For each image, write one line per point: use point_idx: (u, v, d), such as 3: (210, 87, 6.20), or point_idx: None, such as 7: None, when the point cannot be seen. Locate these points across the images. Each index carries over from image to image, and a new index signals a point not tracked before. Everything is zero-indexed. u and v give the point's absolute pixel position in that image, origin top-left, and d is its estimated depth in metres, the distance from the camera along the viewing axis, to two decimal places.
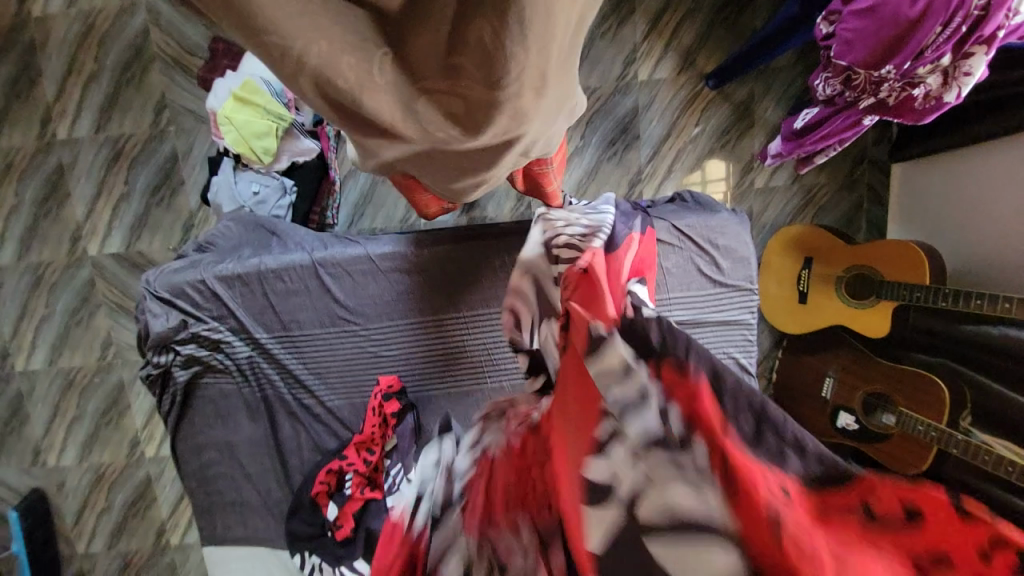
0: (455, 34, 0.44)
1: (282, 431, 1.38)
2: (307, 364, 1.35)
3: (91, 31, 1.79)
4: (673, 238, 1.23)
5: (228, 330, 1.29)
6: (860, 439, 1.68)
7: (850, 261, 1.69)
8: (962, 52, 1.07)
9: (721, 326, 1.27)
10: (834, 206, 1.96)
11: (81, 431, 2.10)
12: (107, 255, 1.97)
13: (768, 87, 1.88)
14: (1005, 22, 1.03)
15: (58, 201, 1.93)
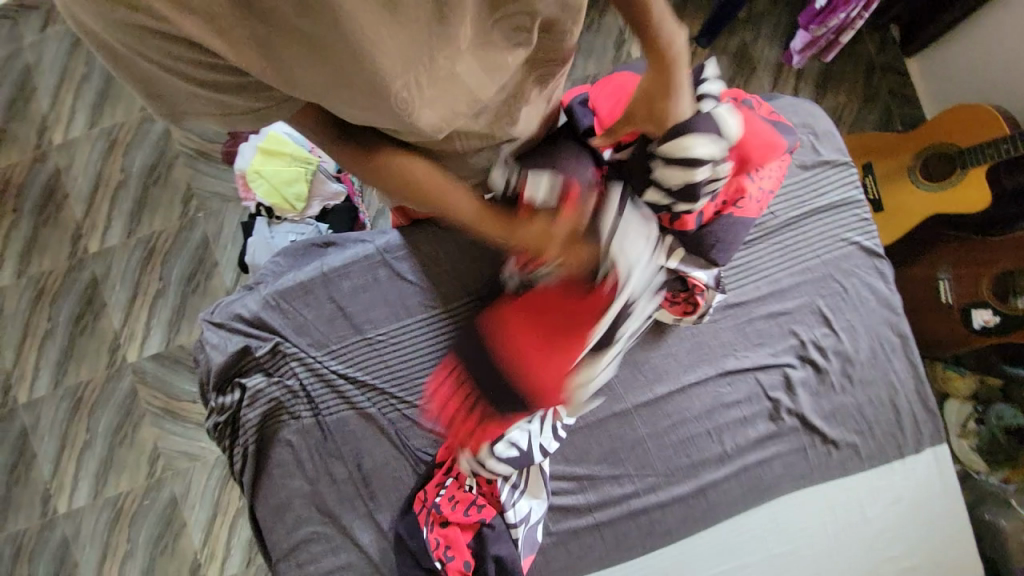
0: None
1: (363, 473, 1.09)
2: (392, 377, 1.09)
3: (114, 145, 1.89)
4: None
5: (295, 346, 1.07)
6: (1006, 332, 1.50)
7: (916, 146, 1.59)
8: None
9: (829, 211, 1.12)
10: (864, 120, 1.90)
11: (133, 570, 1.85)
12: (147, 358, 1.88)
13: (759, 29, 1.91)
14: None
15: (95, 314, 1.88)
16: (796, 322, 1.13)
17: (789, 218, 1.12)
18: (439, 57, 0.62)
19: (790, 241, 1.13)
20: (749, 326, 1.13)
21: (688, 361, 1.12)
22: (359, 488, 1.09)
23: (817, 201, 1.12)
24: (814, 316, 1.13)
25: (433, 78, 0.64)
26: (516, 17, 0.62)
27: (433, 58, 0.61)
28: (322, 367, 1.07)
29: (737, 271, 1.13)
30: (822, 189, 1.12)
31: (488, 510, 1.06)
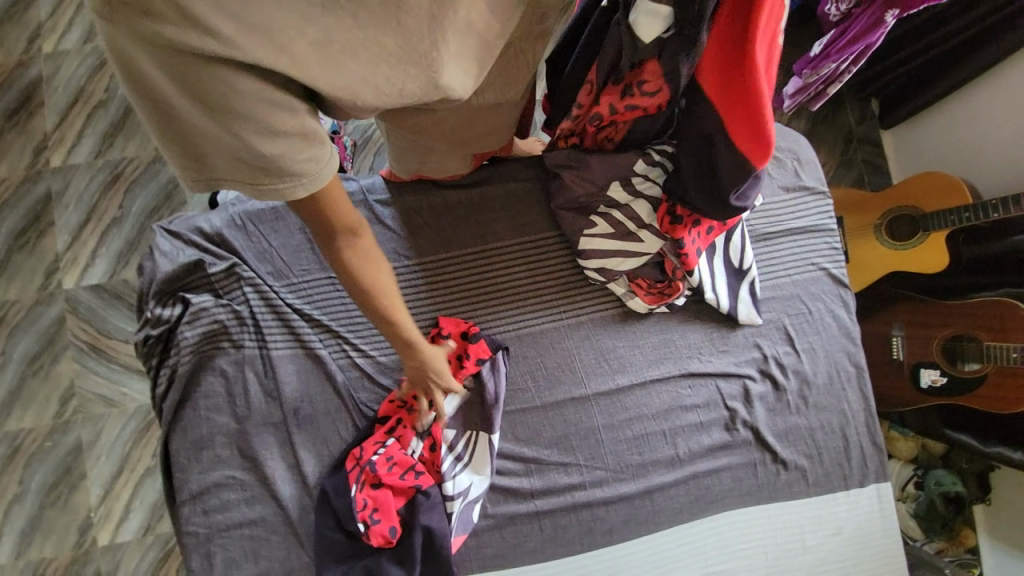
0: None
1: (295, 421, 1.01)
2: (350, 322, 1.04)
3: (103, 64, 1.82)
4: None
5: (252, 272, 1.01)
6: (952, 393, 1.57)
7: (884, 207, 1.69)
8: None
9: (803, 234, 1.17)
10: (840, 181, 2.02)
11: (13, 521, 1.64)
12: (85, 287, 1.74)
13: None
14: None
15: (38, 232, 1.75)
16: (761, 335, 1.14)
17: (765, 233, 1.16)
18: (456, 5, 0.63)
19: (763, 255, 1.16)
20: (716, 332, 1.13)
21: (653, 357, 1.11)
22: (289, 436, 1.01)
23: (793, 222, 1.17)
24: (778, 333, 1.15)
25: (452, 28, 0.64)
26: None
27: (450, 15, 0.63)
28: (276, 298, 1.01)
29: None
30: (798, 212, 1.17)
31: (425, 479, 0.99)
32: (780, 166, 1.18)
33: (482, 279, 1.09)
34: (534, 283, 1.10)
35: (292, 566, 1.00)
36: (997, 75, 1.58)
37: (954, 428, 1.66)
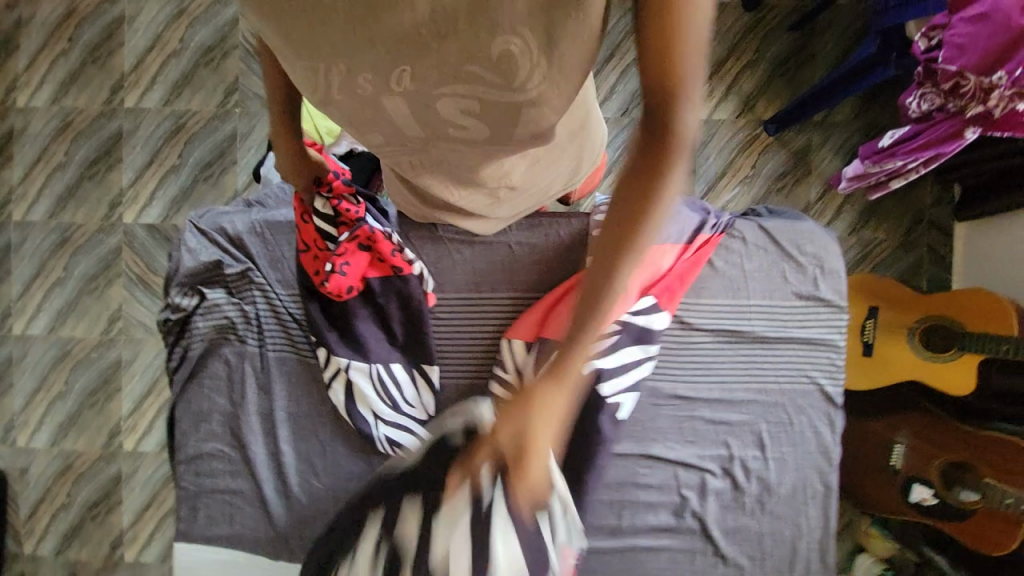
0: (458, 54, 0.64)
1: (281, 417, 1.12)
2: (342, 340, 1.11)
3: (182, 13, 1.90)
4: (757, 239, 1.12)
5: (263, 278, 1.09)
6: (937, 516, 1.52)
7: (926, 311, 1.57)
8: None
9: (804, 345, 1.12)
10: (891, 262, 1.88)
11: (61, 411, 1.93)
12: (141, 224, 1.92)
13: (827, 137, 1.89)
14: None
15: (107, 166, 1.92)
16: (733, 435, 1.14)
17: (762, 337, 1.13)
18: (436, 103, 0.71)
19: (755, 357, 1.13)
20: (687, 422, 1.14)
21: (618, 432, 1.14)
22: (274, 428, 1.13)
23: (796, 331, 1.12)
24: (751, 436, 1.14)
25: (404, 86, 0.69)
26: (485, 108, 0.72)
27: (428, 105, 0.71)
28: (282, 307, 1.10)
29: (693, 369, 1.14)
30: (806, 322, 1.12)
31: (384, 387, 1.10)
32: (800, 271, 1.12)
33: (469, 323, 1.14)
34: None
35: (260, 535, 1.15)
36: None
37: (930, 545, 1.62)
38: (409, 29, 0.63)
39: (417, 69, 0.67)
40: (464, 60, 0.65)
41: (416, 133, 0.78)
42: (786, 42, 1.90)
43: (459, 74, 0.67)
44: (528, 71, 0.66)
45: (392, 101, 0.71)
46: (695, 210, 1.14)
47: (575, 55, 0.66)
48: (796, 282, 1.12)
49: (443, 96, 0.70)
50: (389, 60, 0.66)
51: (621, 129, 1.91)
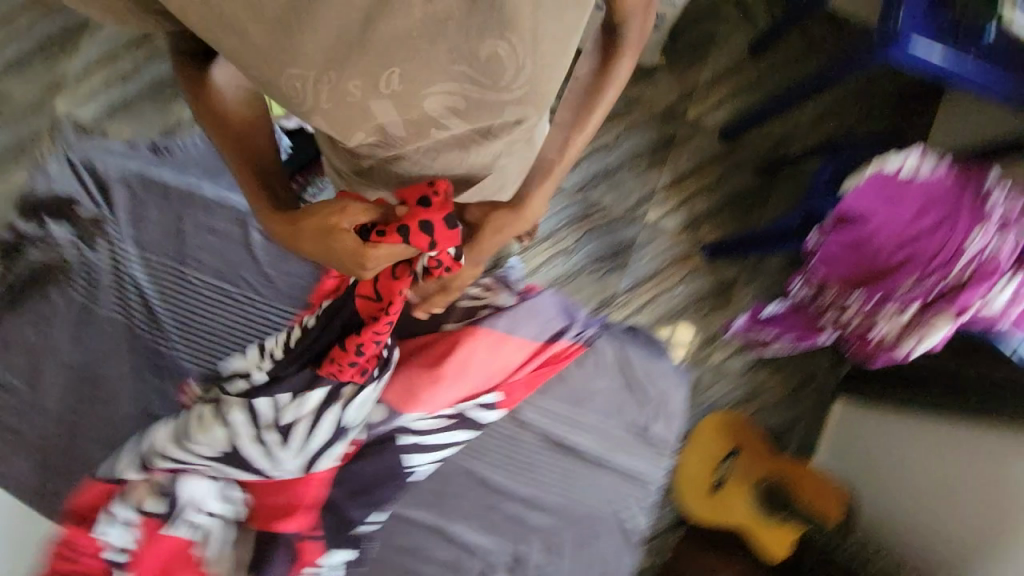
0: (460, 44, 0.65)
1: (84, 370, 1.08)
2: (170, 313, 1.10)
3: None
4: (611, 362, 1.17)
5: (114, 228, 1.10)
6: None
7: (773, 469, 1.58)
8: (930, 308, 0.92)
9: (622, 474, 1.16)
10: (777, 412, 1.90)
11: None
12: (68, 118, 1.80)
13: (753, 277, 1.96)
14: (981, 296, 0.87)
15: (61, 52, 1.85)
16: (528, 535, 1.14)
17: (587, 454, 1.16)
18: (430, 96, 0.68)
19: (575, 471, 1.16)
20: (489, 510, 1.13)
21: (419, 500, 1.12)
22: (73, 380, 1.08)
23: (618, 460, 1.16)
24: (544, 543, 1.13)
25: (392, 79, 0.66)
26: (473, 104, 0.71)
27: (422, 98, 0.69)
28: (122, 261, 1.10)
29: (515, 462, 1.15)
30: (631, 453, 1.16)
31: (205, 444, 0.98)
32: (641, 405, 1.16)
33: None
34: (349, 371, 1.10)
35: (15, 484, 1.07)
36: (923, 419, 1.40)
37: None
38: (402, 32, 0.62)
39: (406, 70, 0.65)
40: (457, 49, 0.65)
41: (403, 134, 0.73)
42: (747, 177, 1.97)
43: (454, 61, 0.66)
44: (514, 71, 0.68)
45: (380, 106, 0.68)
46: (565, 313, 1.16)
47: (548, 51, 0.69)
48: (633, 414, 1.16)
49: (436, 87, 0.68)
50: (378, 60, 0.64)
51: (571, 202, 1.96)
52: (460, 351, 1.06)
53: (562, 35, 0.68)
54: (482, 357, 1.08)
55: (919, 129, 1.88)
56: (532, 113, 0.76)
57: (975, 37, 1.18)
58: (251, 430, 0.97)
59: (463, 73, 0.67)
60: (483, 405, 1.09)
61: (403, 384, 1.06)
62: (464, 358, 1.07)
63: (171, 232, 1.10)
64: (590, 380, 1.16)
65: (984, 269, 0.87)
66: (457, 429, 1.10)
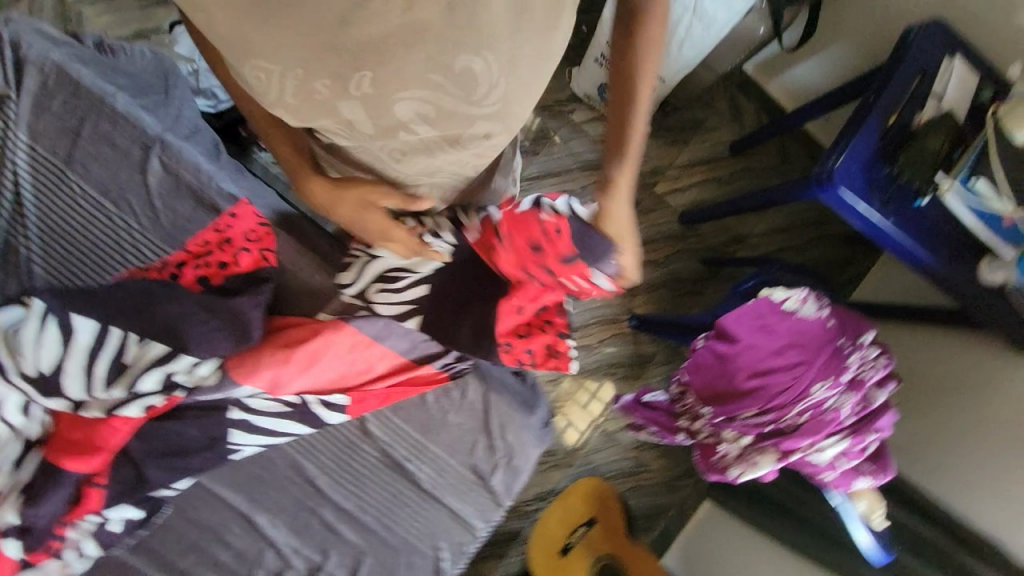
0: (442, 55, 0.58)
1: None
2: (46, 217, 1.05)
3: None
4: (474, 399, 1.13)
5: (14, 114, 1.03)
6: None
7: (616, 549, 1.69)
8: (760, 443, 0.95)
9: (450, 514, 1.13)
10: (650, 495, 1.92)
11: None
12: None
13: (670, 359, 1.99)
14: (805, 446, 0.91)
15: None
16: (336, 549, 1.10)
17: (419, 484, 1.12)
18: (402, 100, 0.62)
19: (403, 497, 1.12)
20: (305, 511, 1.10)
21: (239, 481, 1.08)
22: None
23: (450, 499, 1.13)
24: (349, 560, 1.10)
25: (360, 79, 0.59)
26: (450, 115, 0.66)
27: (395, 101, 0.62)
28: (12, 150, 1.04)
29: (345, 471, 1.11)
30: (464, 496, 1.13)
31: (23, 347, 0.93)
32: (490, 451, 1.13)
33: None
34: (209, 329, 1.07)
35: None
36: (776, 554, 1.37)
37: None
38: (373, 37, 0.55)
39: (380, 73, 0.58)
40: (441, 58, 0.58)
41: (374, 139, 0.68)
42: (693, 264, 2.01)
43: (435, 69, 0.59)
44: (489, 88, 0.63)
45: (351, 107, 0.62)
46: None
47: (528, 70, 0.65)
48: (479, 456, 1.13)
49: (407, 92, 0.61)
50: (350, 60, 0.57)
51: None
52: (314, 340, 1.01)
53: (541, 59, 0.65)
54: (340, 355, 1.03)
55: (860, 270, 1.94)
56: (501, 129, 0.72)
57: (907, 199, 1.16)
58: (84, 352, 0.94)
59: (441, 87, 0.61)
60: (326, 403, 1.04)
61: (246, 355, 0.99)
62: (320, 348, 1.01)
63: (74, 138, 1.05)
64: (446, 410, 1.13)
65: (815, 422, 0.92)
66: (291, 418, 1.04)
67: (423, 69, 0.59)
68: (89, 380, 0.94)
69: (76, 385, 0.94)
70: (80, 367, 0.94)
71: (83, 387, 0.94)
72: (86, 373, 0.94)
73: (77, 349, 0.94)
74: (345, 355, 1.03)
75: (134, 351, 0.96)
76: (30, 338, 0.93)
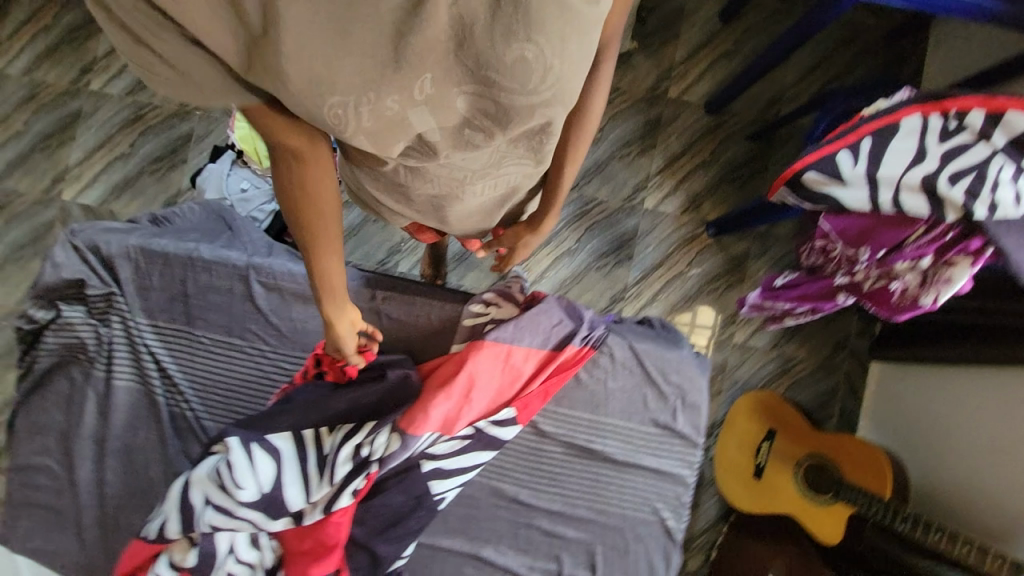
0: (503, 40, 0.58)
1: (114, 444, 1.11)
2: (193, 379, 1.12)
3: None
4: (625, 358, 1.12)
5: (125, 304, 1.09)
6: None
7: (814, 447, 1.57)
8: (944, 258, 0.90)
9: (654, 475, 1.11)
10: (810, 385, 1.83)
11: None
12: (79, 204, 1.89)
13: (765, 248, 1.90)
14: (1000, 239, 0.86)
15: (59, 141, 1.92)
16: (566, 550, 1.11)
17: (613, 459, 1.11)
18: (457, 96, 0.64)
19: (604, 477, 1.11)
20: (524, 528, 1.11)
21: (454, 527, 1.11)
22: (105, 454, 1.11)
23: (649, 461, 1.11)
24: (583, 556, 1.11)
25: (425, 81, 0.60)
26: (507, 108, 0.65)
27: (452, 100, 0.64)
28: (138, 335, 1.10)
29: (542, 478, 1.11)
30: (661, 450, 1.11)
31: (237, 482, 0.96)
32: (665, 398, 1.11)
33: None
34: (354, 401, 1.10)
35: (75, 559, 1.12)
36: (980, 374, 1.39)
37: None
38: (429, 34, 0.55)
39: (437, 72, 0.60)
40: (499, 31, 0.57)
41: (438, 141, 0.70)
42: (742, 149, 1.92)
43: (490, 58, 0.59)
44: (544, 72, 0.62)
45: (418, 115, 0.64)
46: (571, 316, 1.12)
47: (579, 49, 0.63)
48: (659, 408, 1.11)
49: (460, 88, 0.62)
50: (414, 72, 0.58)
51: (568, 203, 1.93)
52: (465, 366, 1.04)
53: (587, 39, 0.62)
54: (493, 370, 1.05)
55: (908, 73, 1.83)
56: (560, 113, 0.70)
57: None
58: (298, 461, 1.00)
59: (498, 79, 0.61)
60: (498, 421, 1.05)
61: (410, 410, 1.02)
62: (473, 370, 1.04)
63: (179, 299, 1.10)
64: (607, 380, 1.11)
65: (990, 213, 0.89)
66: (475, 447, 1.06)
67: (484, 55, 0.59)
68: (307, 482, 1.00)
69: (301, 492, 1.00)
70: (300, 472, 1.00)
71: (302, 494, 1.00)
72: (305, 478, 1.00)
73: (291, 463, 1.00)
74: (496, 369, 1.05)
75: (330, 442, 1.01)
76: (242, 473, 0.97)
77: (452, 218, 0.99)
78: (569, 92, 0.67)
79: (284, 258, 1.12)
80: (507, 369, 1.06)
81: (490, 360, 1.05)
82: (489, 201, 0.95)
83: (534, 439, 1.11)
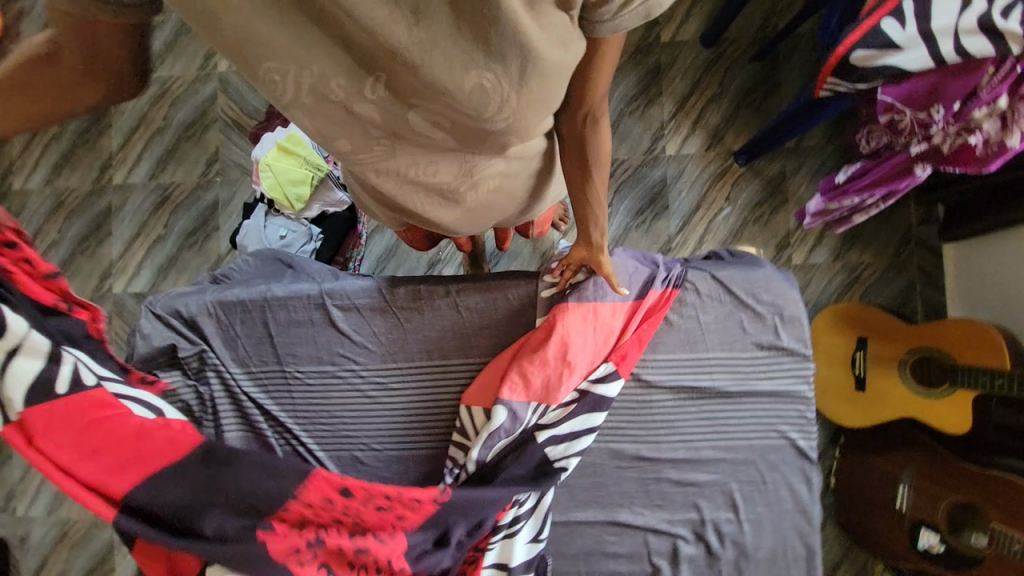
0: (459, 67, 0.53)
1: None
2: (297, 414, 1.13)
3: (164, 92, 1.96)
4: (710, 289, 1.09)
5: (218, 358, 1.12)
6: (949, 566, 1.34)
7: (910, 343, 1.50)
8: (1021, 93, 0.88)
9: (770, 398, 1.08)
10: (884, 286, 1.77)
11: None
12: (130, 293, 1.96)
13: (801, 163, 1.85)
14: None
15: (98, 240, 1.98)
16: (702, 496, 1.08)
17: (725, 391, 1.08)
18: (413, 114, 0.61)
19: (720, 412, 1.08)
20: (654, 483, 1.09)
21: (583, 498, 1.10)
22: None
23: (762, 386, 1.08)
24: (722, 498, 1.08)
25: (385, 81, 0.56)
26: (457, 123, 0.63)
27: (405, 113, 0.61)
28: (236, 385, 1.12)
29: (658, 427, 1.09)
30: (772, 372, 1.08)
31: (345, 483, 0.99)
32: (761, 318, 1.08)
33: (429, 396, 1.11)
34: (452, 399, 1.10)
35: None
36: None
37: None
38: (383, 51, 0.51)
39: (392, 78, 0.55)
40: (446, 54, 0.52)
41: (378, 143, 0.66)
42: (750, 72, 1.88)
43: (438, 89, 0.56)
44: (500, 106, 0.59)
45: (367, 109, 0.60)
46: (645, 262, 1.11)
47: (544, 85, 0.59)
48: (758, 331, 1.08)
49: (407, 101, 0.59)
50: (363, 66, 0.54)
51: None
52: (555, 333, 1.03)
53: (558, 72, 0.58)
54: (584, 332, 1.04)
55: None
56: (512, 139, 0.69)
57: None
58: None
59: (448, 103, 0.58)
60: (601, 378, 1.04)
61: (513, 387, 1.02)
62: (566, 333, 1.03)
63: (265, 341, 1.12)
64: (698, 314, 1.09)
65: None
66: (585, 410, 1.04)
67: (435, 85, 0.55)
68: None
69: None
70: None
71: None
72: None
73: None
74: (586, 330, 1.04)
75: None
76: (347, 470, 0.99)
77: (443, 225, 0.93)
78: (530, 117, 0.64)
79: (354, 279, 1.12)
80: (598, 328, 1.05)
81: (579, 322, 1.04)
82: (475, 210, 0.88)
83: (641, 391, 1.09)
